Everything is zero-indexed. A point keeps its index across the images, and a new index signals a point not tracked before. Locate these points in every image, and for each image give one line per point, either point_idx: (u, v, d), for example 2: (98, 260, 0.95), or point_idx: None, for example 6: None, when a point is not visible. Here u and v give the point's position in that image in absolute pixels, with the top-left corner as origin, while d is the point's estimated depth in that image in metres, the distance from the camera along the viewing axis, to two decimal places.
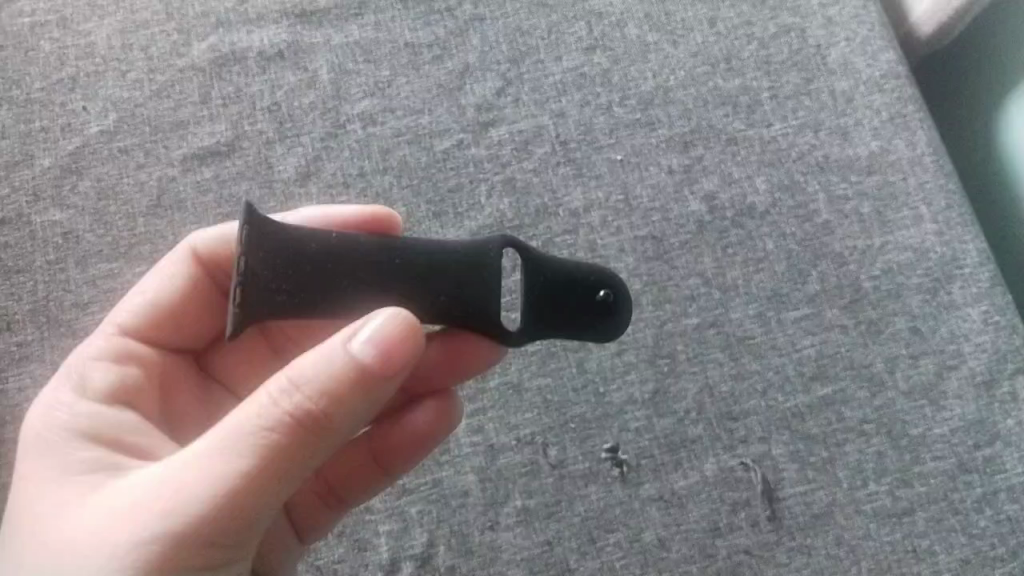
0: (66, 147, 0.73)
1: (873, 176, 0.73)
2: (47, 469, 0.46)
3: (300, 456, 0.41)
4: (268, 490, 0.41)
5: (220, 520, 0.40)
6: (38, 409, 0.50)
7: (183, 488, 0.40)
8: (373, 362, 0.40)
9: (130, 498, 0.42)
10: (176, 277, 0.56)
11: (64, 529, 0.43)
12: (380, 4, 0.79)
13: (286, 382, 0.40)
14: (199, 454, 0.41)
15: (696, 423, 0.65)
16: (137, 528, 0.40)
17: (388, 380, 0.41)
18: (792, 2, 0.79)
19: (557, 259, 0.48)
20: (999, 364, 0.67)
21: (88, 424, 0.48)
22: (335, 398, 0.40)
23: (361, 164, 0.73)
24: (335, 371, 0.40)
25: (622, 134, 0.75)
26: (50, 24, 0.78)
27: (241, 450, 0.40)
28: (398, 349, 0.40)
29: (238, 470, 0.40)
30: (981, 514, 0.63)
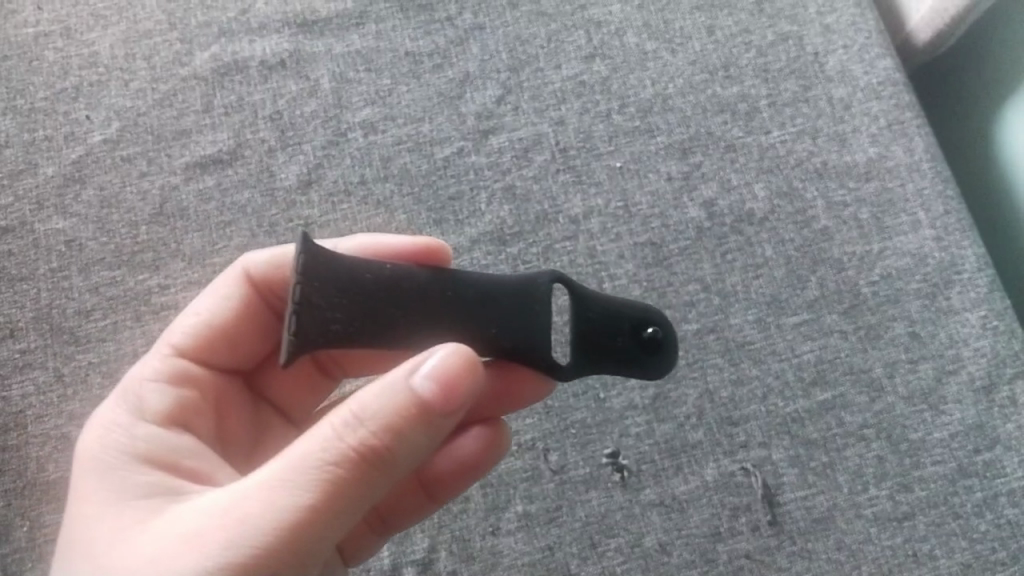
0: (69, 156, 0.74)
1: (871, 182, 0.73)
2: (105, 493, 0.46)
3: (361, 492, 0.40)
4: (329, 527, 0.39)
5: (278, 554, 0.38)
6: (94, 428, 0.50)
7: (241, 521, 0.39)
8: (435, 395, 0.40)
9: (184, 531, 0.40)
10: (230, 298, 0.56)
11: (114, 562, 0.41)
12: (381, 13, 0.80)
13: (351, 413, 0.39)
14: (259, 485, 0.39)
15: (697, 429, 0.66)
16: (193, 559, 0.38)
17: (449, 414, 0.41)
18: (789, 10, 0.80)
19: (603, 296, 0.48)
20: (999, 369, 0.67)
21: (145, 448, 0.48)
22: (398, 431, 0.39)
23: (362, 171, 0.74)
24: (398, 403, 0.39)
25: (621, 141, 0.75)
26: (54, 34, 0.79)
27: (303, 482, 0.39)
28: (461, 382, 0.40)
29: (299, 504, 0.38)
30: (981, 519, 0.63)
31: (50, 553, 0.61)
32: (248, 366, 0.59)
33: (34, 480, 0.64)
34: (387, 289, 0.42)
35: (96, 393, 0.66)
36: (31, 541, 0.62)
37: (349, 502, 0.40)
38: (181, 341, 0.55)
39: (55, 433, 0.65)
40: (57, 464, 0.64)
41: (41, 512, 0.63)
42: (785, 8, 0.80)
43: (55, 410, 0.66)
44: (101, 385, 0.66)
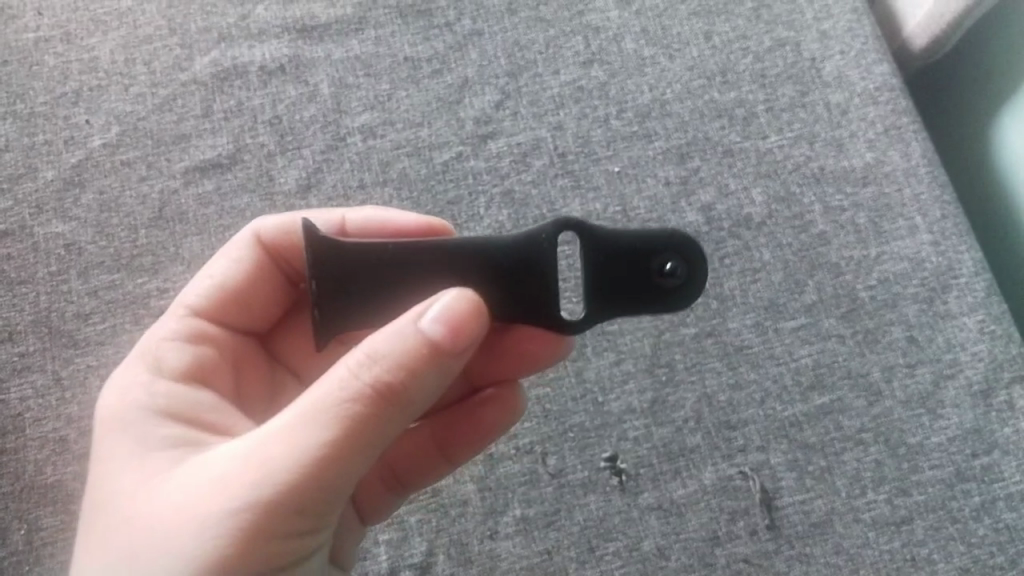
0: (69, 160, 0.74)
1: (868, 187, 0.73)
2: (128, 444, 0.47)
3: (380, 431, 0.40)
4: (345, 470, 0.40)
5: (304, 491, 0.40)
6: (113, 389, 0.51)
7: (264, 463, 0.40)
8: (443, 337, 0.40)
9: (205, 478, 0.41)
10: (242, 261, 0.58)
11: (140, 514, 0.43)
12: (381, 19, 0.80)
13: (361, 357, 0.40)
14: (276, 432, 0.40)
15: (695, 432, 0.66)
16: (222, 500, 0.40)
17: (459, 355, 0.41)
18: (787, 16, 0.80)
19: (617, 231, 0.46)
20: (996, 373, 0.67)
21: (164, 403, 0.49)
22: (407, 374, 0.40)
23: (361, 176, 0.74)
24: (407, 347, 0.40)
25: (619, 146, 0.75)
26: (55, 40, 0.80)
27: (317, 426, 0.39)
28: (468, 324, 0.41)
29: (318, 445, 0.39)
30: (980, 523, 0.63)
31: (49, 555, 0.62)
32: (262, 330, 0.61)
33: (32, 483, 0.64)
34: (392, 262, 0.44)
35: (94, 397, 0.66)
36: (30, 544, 0.62)
37: (364, 444, 0.40)
38: (198, 302, 0.57)
39: (53, 436, 0.65)
40: (55, 467, 0.64)
41: (40, 515, 0.63)
42: (783, 14, 0.80)
43: (53, 413, 0.66)
44: (99, 388, 0.66)
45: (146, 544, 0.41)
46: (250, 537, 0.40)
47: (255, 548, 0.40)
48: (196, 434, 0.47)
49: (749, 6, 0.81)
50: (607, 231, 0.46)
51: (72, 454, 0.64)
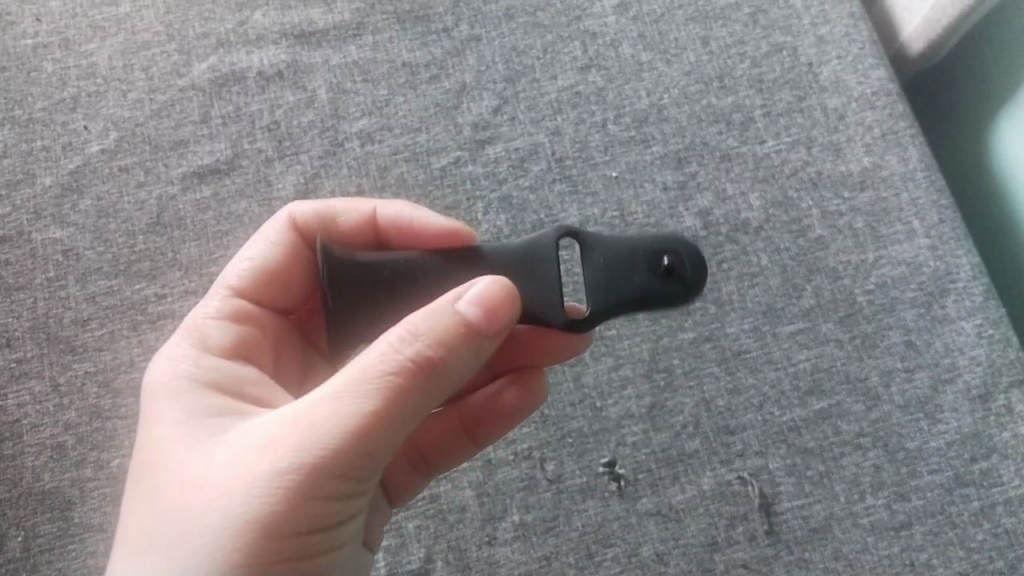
0: (67, 166, 0.74)
1: (866, 192, 0.73)
2: (173, 413, 0.48)
3: (420, 400, 0.43)
4: (386, 438, 0.43)
5: (351, 454, 0.42)
6: (158, 364, 0.52)
7: (312, 428, 0.42)
8: (479, 317, 0.42)
9: (251, 444, 0.43)
10: (277, 243, 0.59)
11: (185, 479, 0.44)
12: (378, 25, 0.80)
13: (402, 333, 0.42)
14: (323, 400, 0.42)
15: (693, 438, 0.66)
16: (272, 462, 0.42)
17: (493, 337, 0.44)
18: (784, 21, 0.80)
19: (615, 238, 0.48)
20: (994, 377, 0.67)
21: (209, 377, 0.51)
22: (446, 349, 0.42)
23: (359, 181, 0.74)
24: (446, 325, 0.42)
25: (617, 151, 0.75)
26: (53, 45, 0.80)
27: (362, 395, 0.42)
28: (502, 307, 0.43)
29: (365, 411, 0.41)
30: (978, 528, 0.62)
31: (48, 561, 0.62)
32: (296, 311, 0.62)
33: (29, 489, 0.64)
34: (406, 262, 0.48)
35: (92, 403, 0.66)
36: (28, 551, 0.62)
37: (403, 415, 0.43)
38: (237, 282, 0.57)
39: (50, 442, 0.65)
40: (53, 473, 0.64)
41: (37, 522, 0.63)
42: (780, 19, 0.80)
43: (50, 419, 0.66)
44: (98, 394, 0.66)
45: (192, 507, 0.43)
46: (299, 498, 0.41)
47: (299, 511, 0.42)
48: (238, 405, 0.48)
49: (746, 11, 0.81)
50: (600, 235, 0.47)
51: (70, 461, 0.64)
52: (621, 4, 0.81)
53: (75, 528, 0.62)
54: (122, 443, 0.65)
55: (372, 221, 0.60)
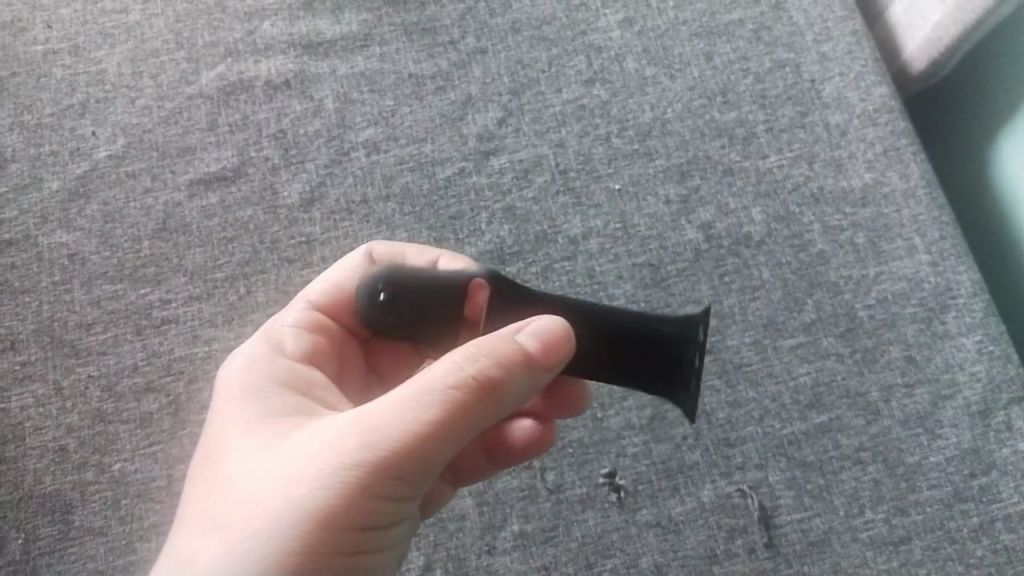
0: (75, 171, 0.75)
1: (867, 208, 0.74)
2: (246, 411, 0.50)
3: (479, 412, 0.44)
4: (432, 455, 0.44)
5: (411, 454, 0.43)
6: (233, 362, 0.54)
7: (378, 430, 0.43)
8: (538, 352, 0.45)
9: (303, 450, 0.45)
10: (351, 271, 0.58)
11: (236, 479, 0.46)
12: (385, 36, 0.81)
13: (460, 354, 0.44)
14: (390, 405, 0.44)
15: (694, 449, 0.66)
16: (338, 457, 0.43)
17: (549, 370, 0.46)
18: (787, 38, 0.81)
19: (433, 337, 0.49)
20: (994, 394, 0.67)
21: (285, 382, 0.52)
22: (501, 372, 0.45)
23: (364, 191, 0.74)
24: (503, 352, 0.45)
25: (621, 164, 0.76)
26: (63, 52, 0.80)
27: (416, 410, 0.43)
28: (559, 344, 0.46)
29: (426, 417, 0.43)
30: (978, 543, 0.63)
31: (46, 566, 0.62)
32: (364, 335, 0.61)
33: (30, 492, 0.64)
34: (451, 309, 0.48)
35: (95, 407, 0.66)
36: (28, 553, 0.62)
37: (452, 435, 0.44)
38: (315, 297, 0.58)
39: (52, 445, 0.65)
40: (55, 476, 0.64)
41: (38, 525, 0.63)
42: (783, 36, 0.81)
43: (53, 422, 0.66)
44: (100, 398, 0.67)
45: (241, 507, 0.44)
46: (361, 493, 0.43)
47: (342, 520, 0.43)
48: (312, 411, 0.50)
49: (749, 28, 0.82)
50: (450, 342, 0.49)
51: (71, 464, 0.65)
52: (626, 19, 0.82)
53: (76, 531, 0.63)
54: (124, 446, 0.65)
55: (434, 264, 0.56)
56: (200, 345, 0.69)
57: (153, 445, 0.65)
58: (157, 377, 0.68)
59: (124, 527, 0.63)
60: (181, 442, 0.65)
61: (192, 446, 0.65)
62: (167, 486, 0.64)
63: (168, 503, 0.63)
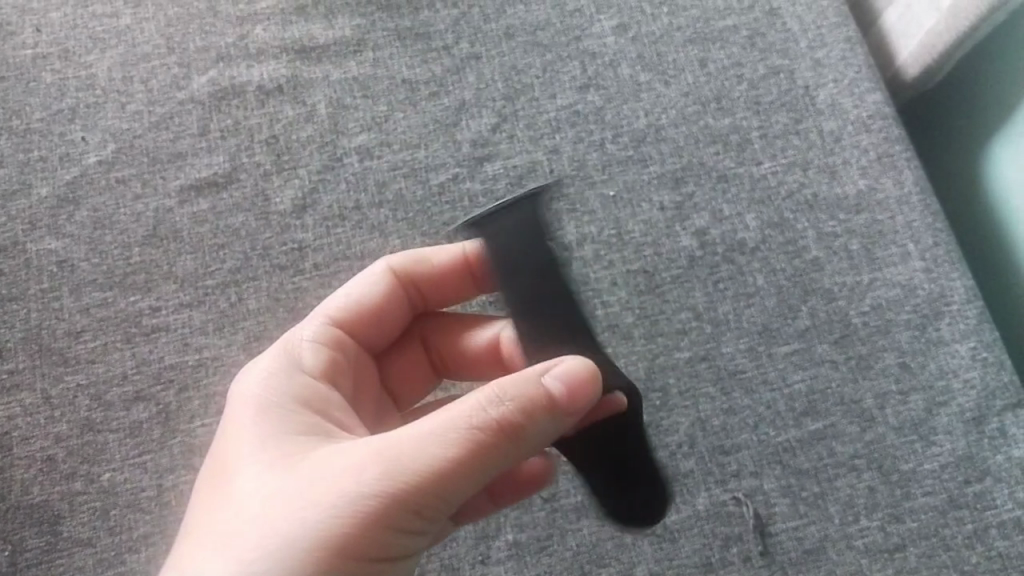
0: (64, 177, 0.74)
1: (861, 214, 0.74)
2: (261, 425, 0.49)
3: (499, 454, 0.45)
4: (449, 491, 0.44)
5: (429, 489, 0.43)
6: (250, 371, 0.54)
7: (398, 460, 0.43)
8: (562, 396, 0.46)
9: (320, 472, 0.44)
10: (376, 285, 0.60)
11: (248, 495, 0.45)
12: (379, 42, 0.81)
13: (490, 395, 0.45)
14: (414, 437, 0.44)
15: (688, 457, 0.66)
16: (355, 484, 0.43)
17: (572, 415, 0.46)
18: (781, 44, 0.81)
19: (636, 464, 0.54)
20: (988, 401, 0.67)
21: (301, 398, 0.52)
22: (525, 416, 0.45)
23: (357, 197, 0.74)
24: (529, 395, 0.45)
25: (615, 170, 0.76)
26: (52, 56, 0.80)
27: (439, 444, 0.43)
28: (585, 387, 0.46)
29: (448, 454, 0.43)
30: (972, 550, 0.62)
31: None
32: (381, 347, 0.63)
33: (18, 502, 0.63)
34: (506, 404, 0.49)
35: (84, 415, 0.66)
36: (15, 564, 0.61)
37: (473, 473, 0.44)
38: (335, 312, 0.59)
39: (41, 455, 0.64)
40: (43, 486, 0.63)
41: (25, 536, 0.62)
42: (777, 42, 0.81)
43: (42, 431, 0.65)
44: (90, 407, 0.66)
45: (251, 524, 0.44)
46: (374, 525, 0.43)
47: (354, 545, 0.43)
48: (328, 429, 0.50)
49: (743, 34, 0.82)
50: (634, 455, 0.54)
51: (60, 474, 0.64)
52: (620, 25, 0.82)
53: (64, 542, 0.62)
54: (113, 456, 0.64)
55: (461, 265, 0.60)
56: (191, 353, 0.68)
57: (143, 454, 0.65)
58: (146, 385, 0.67)
59: (113, 538, 0.62)
60: (171, 451, 0.65)
61: (182, 456, 0.65)
62: (157, 495, 0.63)
63: (158, 514, 0.63)
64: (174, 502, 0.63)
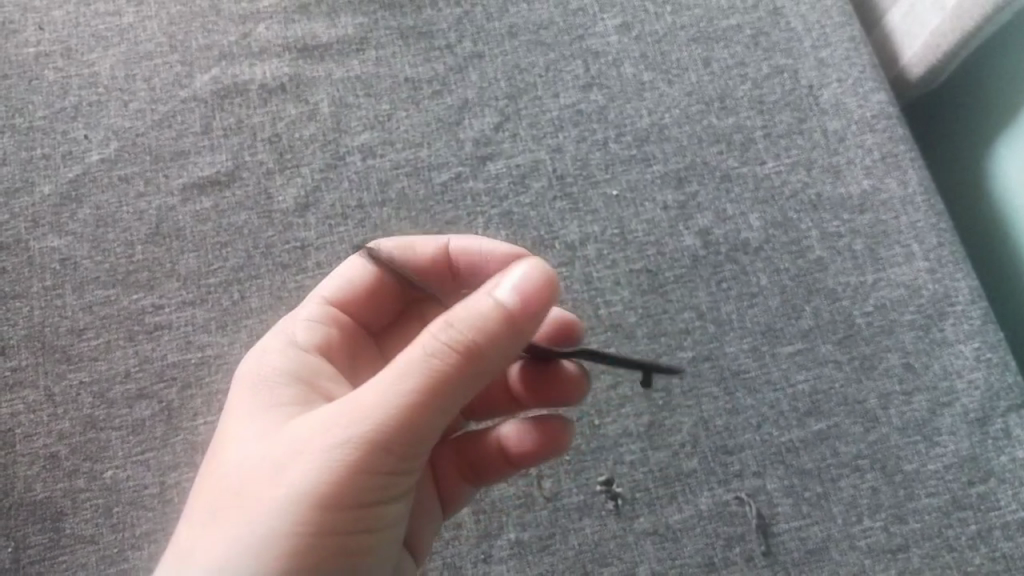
0: (67, 175, 0.74)
1: (865, 214, 0.74)
2: (252, 403, 0.50)
3: (466, 378, 0.44)
4: (427, 423, 0.44)
5: (403, 422, 0.43)
6: (249, 356, 0.55)
7: (367, 405, 0.43)
8: (517, 306, 0.44)
9: (300, 430, 0.45)
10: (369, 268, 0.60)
11: (239, 463, 0.46)
12: (382, 40, 0.80)
13: (442, 323, 0.44)
14: (379, 381, 0.44)
15: (691, 457, 0.65)
16: (331, 433, 0.43)
17: (530, 325, 0.44)
18: (785, 44, 0.81)
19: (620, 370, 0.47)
20: (992, 402, 0.66)
21: (292, 372, 0.53)
22: (480, 337, 0.43)
23: (360, 195, 0.74)
24: (480, 315, 0.44)
25: (618, 169, 0.76)
26: (55, 54, 0.80)
27: (402, 379, 0.43)
28: (538, 300, 0.44)
29: (413, 387, 0.43)
30: (976, 551, 0.62)
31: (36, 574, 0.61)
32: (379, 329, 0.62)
33: (20, 500, 0.63)
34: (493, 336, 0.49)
35: (86, 413, 0.66)
36: (17, 562, 0.61)
37: (442, 408, 0.44)
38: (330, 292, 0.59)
39: (43, 452, 0.64)
40: (45, 483, 0.63)
41: (27, 533, 0.62)
42: (781, 42, 0.81)
43: (44, 428, 0.65)
44: (92, 405, 0.66)
45: (243, 492, 0.45)
46: (356, 465, 0.43)
47: (340, 496, 0.43)
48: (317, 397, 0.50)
49: (747, 33, 0.81)
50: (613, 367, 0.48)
51: (62, 472, 0.64)
52: (624, 24, 0.82)
53: (66, 540, 0.62)
54: (115, 454, 0.64)
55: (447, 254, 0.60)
56: (193, 351, 0.68)
57: (146, 452, 0.65)
58: (149, 383, 0.67)
59: (115, 536, 0.62)
60: (173, 449, 0.65)
61: (184, 454, 0.65)
62: (160, 493, 0.63)
63: (160, 512, 0.63)
64: (177, 500, 0.63)
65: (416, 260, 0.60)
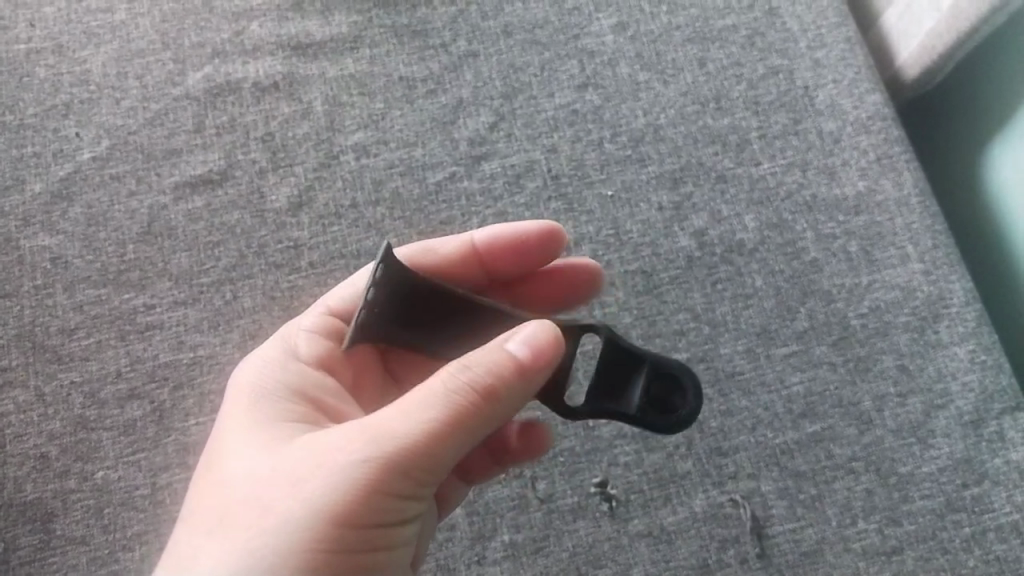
0: (58, 172, 0.73)
1: (860, 215, 0.74)
2: (254, 415, 0.50)
3: (480, 420, 0.44)
4: (438, 459, 0.44)
5: (416, 456, 0.43)
6: (247, 366, 0.54)
7: (381, 435, 0.43)
8: (528, 357, 0.44)
9: (310, 451, 0.44)
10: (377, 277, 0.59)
11: (244, 477, 0.46)
12: (376, 39, 0.80)
13: (463, 363, 0.44)
14: (396, 413, 0.44)
15: (686, 459, 0.65)
16: (343, 460, 0.43)
17: (544, 375, 0.45)
18: (780, 44, 0.81)
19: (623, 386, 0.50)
20: (987, 404, 0.66)
21: (293, 387, 0.52)
22: (497, 381, 0.44)
23: (354, 195, 0.73)
24: (500, 360, 0.44)
25: (613, 169, 0.75)
26: (46, 51, 0.79)
27: (419, 415, 0.43)
28: (551, 350, 0.44)
29: (428, 423, 0.43)
30: (970, 554, 0.62)
31: None
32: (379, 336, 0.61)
33: (10, 500, 0.62)
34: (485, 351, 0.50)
35: (77, 413, 0.65)
36: (6, 564, 0.61)
37: (454, 444, 0.44)
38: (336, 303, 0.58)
39: (33, 453, 0.64)
40: (35, 485, 0.63)
41: (17, 535, 0.62)
42: (776, 42, 0.81)
43: (34, 429, 0.65)
44: (83, 405, 0.65)
45: (245, 505, 0.44)
46: (366, 494, 0.43)
47: (348, 520, 0.43)
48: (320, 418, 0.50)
49: (743, 34, 0.81)
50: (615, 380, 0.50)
51: (52, 473, 0.63)
52: (619, 24, 0.82)
53: (56, 541, 0.61)
54: (106, 455, 0.64)
55: (467, 252, 0.60)
56: (185, 351, 0.67)
57: (135, 453, 0.64)
58: (140, 384, 0.66)
59: (106, 538, 0.61)
60: (165, 450, 0.64)
61: (175, 455, 0.64)
62: (151, 495, 0.63)
63: (152, 513, 0.62)
64: (168, 501, 0.63)
65: (439, 258, 0.59)
